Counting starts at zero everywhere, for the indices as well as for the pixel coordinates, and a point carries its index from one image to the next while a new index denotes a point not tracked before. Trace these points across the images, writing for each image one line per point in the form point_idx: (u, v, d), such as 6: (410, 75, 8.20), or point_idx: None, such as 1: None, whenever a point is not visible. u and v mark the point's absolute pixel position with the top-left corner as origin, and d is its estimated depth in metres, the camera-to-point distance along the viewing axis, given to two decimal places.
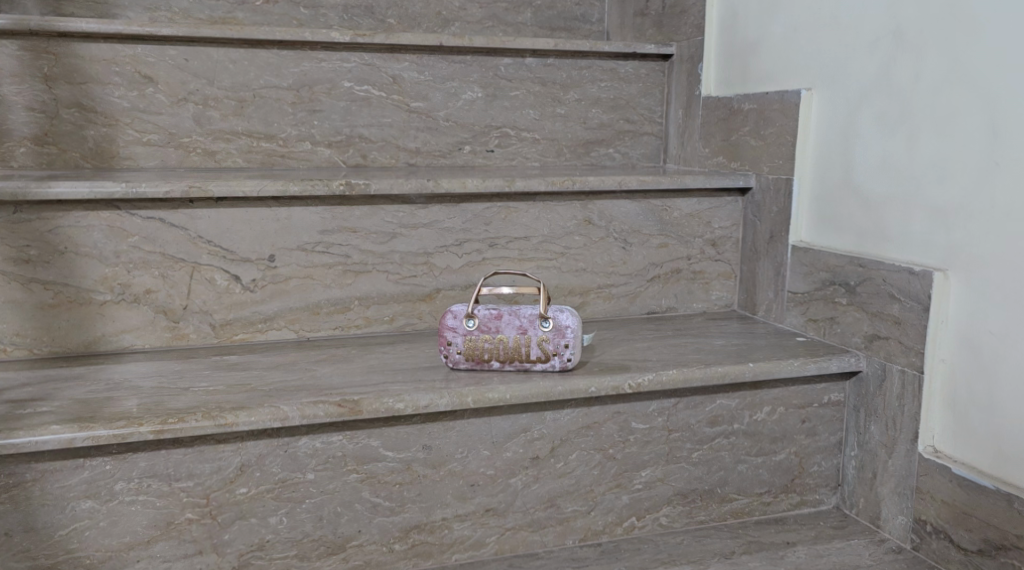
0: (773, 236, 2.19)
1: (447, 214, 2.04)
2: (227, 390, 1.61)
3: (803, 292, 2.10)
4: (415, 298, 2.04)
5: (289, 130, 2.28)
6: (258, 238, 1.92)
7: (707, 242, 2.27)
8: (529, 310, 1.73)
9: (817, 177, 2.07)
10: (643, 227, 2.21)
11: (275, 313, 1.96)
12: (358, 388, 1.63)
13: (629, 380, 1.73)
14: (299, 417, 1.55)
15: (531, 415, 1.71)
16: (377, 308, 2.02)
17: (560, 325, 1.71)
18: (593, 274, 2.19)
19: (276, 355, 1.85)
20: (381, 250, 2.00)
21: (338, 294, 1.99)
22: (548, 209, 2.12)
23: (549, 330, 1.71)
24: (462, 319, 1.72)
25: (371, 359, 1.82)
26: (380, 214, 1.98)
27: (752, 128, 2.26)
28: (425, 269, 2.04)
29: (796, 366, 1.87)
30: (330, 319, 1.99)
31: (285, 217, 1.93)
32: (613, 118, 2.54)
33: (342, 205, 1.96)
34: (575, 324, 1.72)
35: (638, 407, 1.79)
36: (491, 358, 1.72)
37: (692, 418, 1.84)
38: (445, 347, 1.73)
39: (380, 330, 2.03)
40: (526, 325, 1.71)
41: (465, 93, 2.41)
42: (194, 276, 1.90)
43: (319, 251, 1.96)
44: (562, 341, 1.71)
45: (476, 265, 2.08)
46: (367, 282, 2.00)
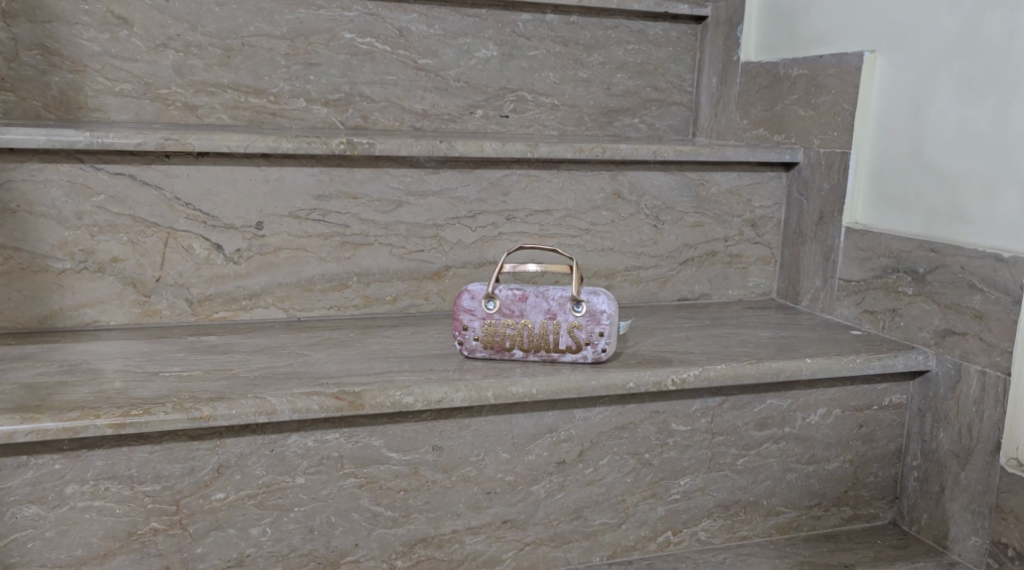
0: (823, 217, 1.96)
1: (460, 181, 1.79)
2: (203, 375, 1.37)
3: (858, 281, 1.87)
4: (422, 275, 1.80)
5: (282, 84, 2.03)
6: (244, 203, 1.67)
7: (746, 222, 2.05)
8: (559, 291, 1.48)
9: (880, 151, 1.84)
10: (677, 203, 1.98)
11: (263, 289, 1.71)
12: (358, 377, 1.38)
13: (672, 375, 1.50)
14: (289, 411, 1.30)
15: (558, 413, 1.47)
16: (378, 286, 1.78)
17: (595, 310, 1.47)
18: (620, 254, 1.96)
19: (262, 337, 1.60)
20: (384, 220, 1.76)
21: (334, 269, 1.74)
22: (573, 180, 1.88)
23: (581, 315, 1.47)
24: (481, 301, 1.48)
25: (372, 344, 1.58)
26: (384, 178, 1.74)
27: (801, 96, 2.02)
28: (434, 243, 1.80)
29: (859, 363, 1.64)
30: (324, 298, 1.75)
31: (276, 179, 1.68)
32: (640, 84, 2.29)
33: (342, 166, 1.71)
34: (612, 308, 1.48)
35: (679, 407, 1.55)
36: (513, 346, 1.48)
37: (739, 420, 1.61)
38: (461, 333, 1.49)
39: (381, 311, 1.79)
40: (555, 309, 1.47)
41: (478, 50, 2.16)
42: (169, 244, 1.65)
43: (314, 218, 1.71)
44: (597, 329, 1.47)
45: (490, 240, 1.84)
46: (368, 256, 1.76)
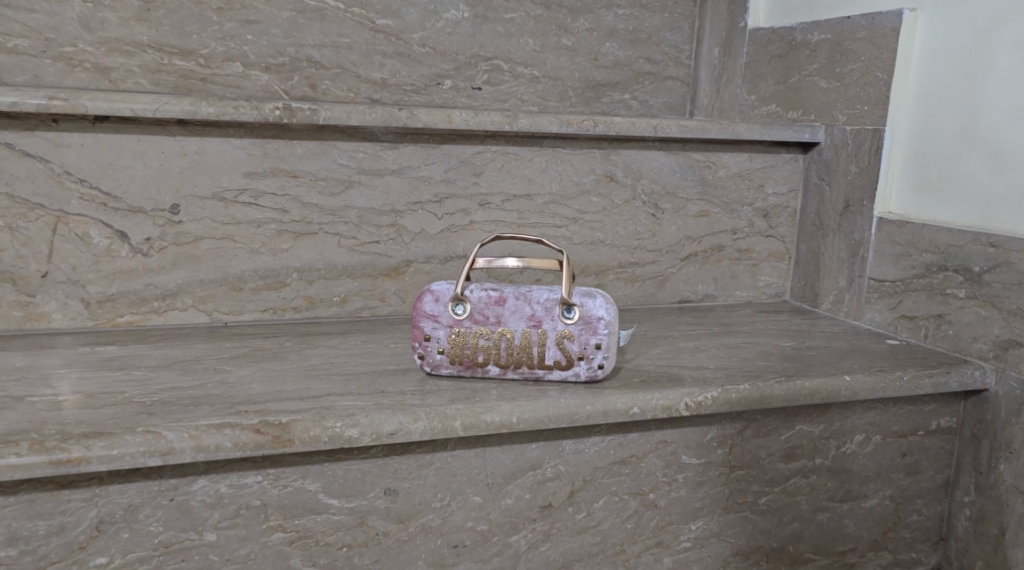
0: (850, 206, 1.67)
1: (423, 157, 1.49)
2: (83, 401, 1.05)
3: (894, 281, 1.59)
4: (377, 272, 1.49)
5: (214, 44, 1.70)
6: (154, 181, 1.35)
7: (757, 212, 1.76)
8: (546, 293, 1.18)
9: (918, 125, 1.57)
10: (679, 188, 1.68)
11: (179, 288, 1.39)
12: (288, 402, 1.07)
13: (686, 398, 1.20)
14: (191, 449, 0.99)
15: (543, 446, 1.17)
16: (324, 285, 1.47)
17: (590, 316, 1.17)
18: (612, 247, 1.66)
19: (177, 347, 1.29)
20: (332, 205, 1.45)
21: (269, 264, 1.43)
22: (558, 159, 1.58)
23: (574, 322, 1.17)
24: (448, 305, 1.18)
25: (312, 358, 1.27)
26: (331, 153, 1.43)
27: (824, 65, 1.73)
28: (391, 233, 1.49)
29: (906, 382, 1.35)
30: (257, 298, 1.44)
31: (196, 152, 1.36)
32: (631, 55, 1.96)
33: (278, 138, 1.40)
34: (612, 313, 1.18)
35: (692, 436, 1.25)
36: (488, 362, 1.18)
37: (763, 451, 1.31)
38: (422, 345, 1.19)
39: (328, 314, 1.48)
40: (541, 315, 1.17)
41: (448, 10, 1.82)
42: (59, 231, 1.33)
43: (245, 201, 1.40)
44: (593, 340, 1.18)
45: (461, 230, 1.53)
46: (311, 248, 1.45)
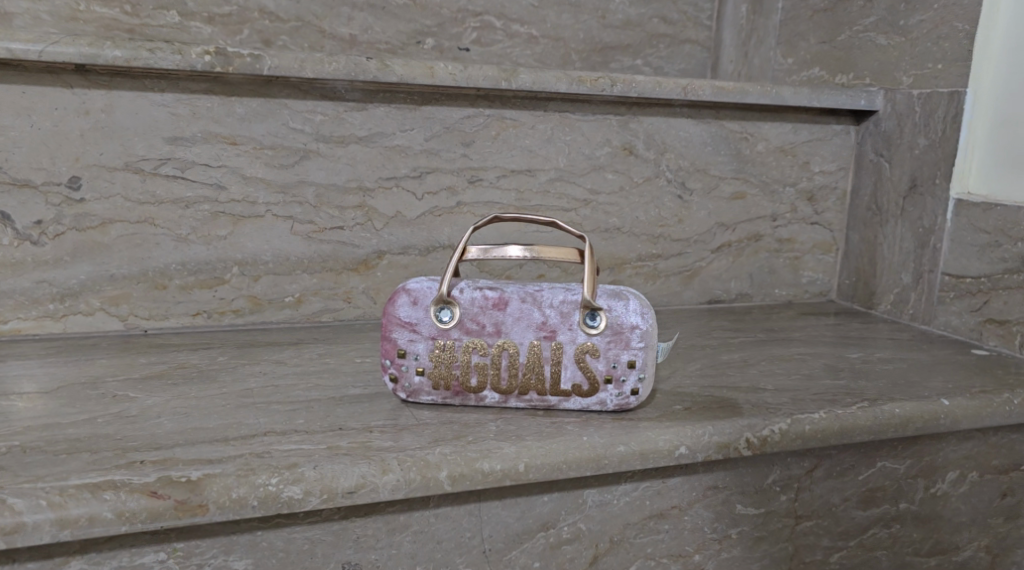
0: (917, 185, 1.38)
1: (400, 122, 1.18)
2: None
3: (977, 277, 1.29)
4: (341, 266, 1.19)
5: None
6: (45, 147, 1.04)
7: (802, 194, 1.46)
8: (561, 294, 0.88)
9: (1018, 42, 1.25)
10: (711, 164, 1.38)
11: (81, 285, 1.09)
12: (208, 449, 0.78)
13: (747, 433, 0.90)
14: (50, 523, 0.70)
15: (558, 499, 0.87)
16: (272, 282, 1.16)
17: (621, 324, 0.87)
18: (631, 236, 1.36)
19: (75, 365, 0.98)
20: (282, 181, 1.14)
21: (201, 255, 1.13)
22: (566, 127, 1.28)
23: (600, 333, 0.87)
24: (429, 310, 0.87)
25: (249, 381, 0.96)
26: (281, 113, 1.12)
27: (883, 17, 1.40)
28: (359, 217, 1.18)
29: (1016, 406, 1.03)
30: (186, 300, 1.13)
31: (101, 110, 1.05)
32: (644, 13, 1.57)
33: (212, 93, 1.09)
34: (652, 322, 0.88)
35: (751, 480, 0.95)
36: (484, 387, 0.88)
37: (837, 496, 1.00)
38: (395, 363, 0.89)
39: (279, 319, 1.18)
40: (556, 323, 0.87)
41: None
42: None
43: (168, 175, 1.09)
44: (626, 358, 0.88)
45: (446, 214, 1.23)
46: (257, 236, 1.14)
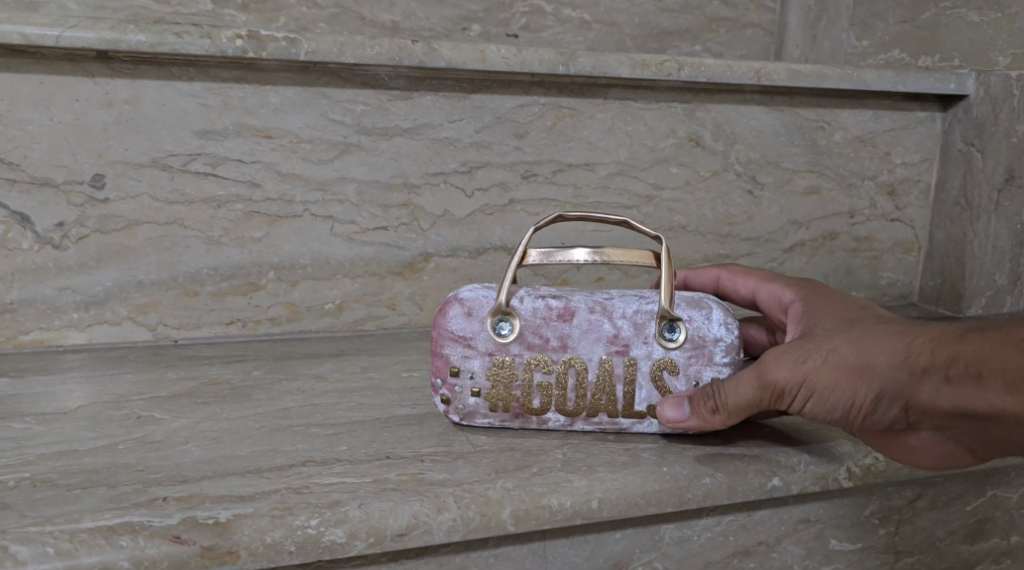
0: (1013, 177, 1.26)
1: (449, 112, 1.08)
2: None
3: None
4: (385, 269, 1.09)
5: None
6: (66, 143, 0.96)
7: (882, 188, 1.34)
8: (633, 302, 0.78)
9: None
10: (785, 157, 1.27)
11: (107, 293, 1.00)
12: (240, 484, 0.69)
13: (848, 463, 0.79)
14: None
15: (632, 536, 0.77)
16: (311, 287, 1.07)
17: (700, 338, 0.78)
18: (697, 235, 1.26)
19: (99, 382, 0.90)
20: (322, 177, 1.05)
21: (235, 259, 1.04)
22: (628, 117, 1.18)
23: (679, 348, 0.78)
24: (485, 323, 0.77)
25: (286, 401, 0.86)
26: (320, 104, 1.03)
27: None
28: (404, 216, 1.09)
29: None
30: (219, 307, 1.04)
31: (126, 101, 0.96)
32: None
33: (245, 82, 1.00)
34: (734, 333, 0.79)
35: (847, 513, 0.84)
36: (547, 408, 0.79)
37: (942, 529, 0.89)
38: (447, 383, 0.79)
39: (319, 328, 1.09)
40: (628, 336, 0.78)
41: None
42: None
43: (198, 172, 1.00)
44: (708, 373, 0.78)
45: (498, 213, 1.13)
46: (295, 238, 1.05)
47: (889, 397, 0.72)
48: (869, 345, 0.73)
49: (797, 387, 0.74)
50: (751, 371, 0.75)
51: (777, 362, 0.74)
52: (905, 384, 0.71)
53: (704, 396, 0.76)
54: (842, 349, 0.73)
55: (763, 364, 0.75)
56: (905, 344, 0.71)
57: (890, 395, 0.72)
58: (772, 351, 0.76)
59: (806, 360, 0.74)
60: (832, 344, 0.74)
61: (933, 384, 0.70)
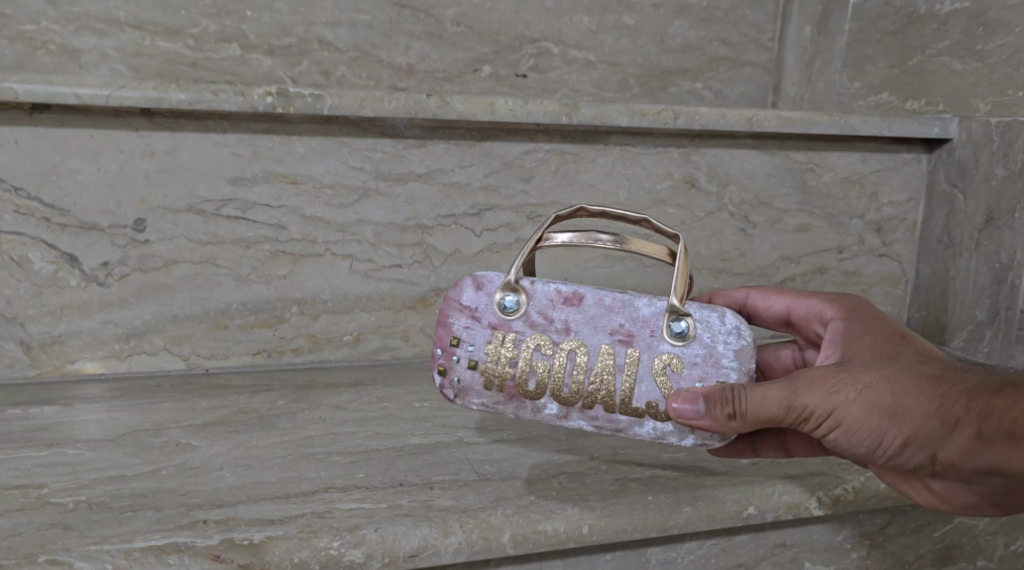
0: (993, 218, 1.33)
1: (459, 158, 1.17)
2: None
3: None
4: (399, 303, 1.18)
5: (206, 20, 1.30)
6: (111, 190, 1.05)
7: (870, 225, 1.42)
8: (649, 302, 0.89)
9: None
10: (776, 197, 1.36)
11: (146, 326, 1.09)
12: (271, 507, 0.78)
13: (818, 493, 0.88)
14: None
15: (621, 558, 0.85)
16: (330, 320, 1.16)
17: (709, 331, 0.88)
18: (692, 270, 1.34)
19: (139, 410, 0.98)
20: (341, 219, 1.14)
21: (262, 294, 1.12)
22: (627, 162, 1.26)
23: (685, 342, 0.88)
24: (494, 299, 0.90)
25: (309, 429, 0.95)
26: (342, 152, 1.12)
27: (959, 41, 1.35)
28: (417, 254, 1.17)
29: None
30: (247, 339, 1.13)
31: (166, 152, 1.05)
32: (704, 36, 1.51)
33: (273, 133, 1.09)
34: (745, 341, 0.88)
35: (821, 538, 0.92)
36: (541, 389, 0.89)
37: (911, 553, 0.96)
38: (447, 351, 0.91)
39: (337, 357, 1.17)
40: (634, 331, 0.89)
41: None
42: None
43: (230, 215, 1.09)
44: (714, 377, 0.88)
45: (504, 251, 1.21)
46: (317, 275, 1.14)
47: (913, 438, 0.83)
48: (901, 390, 0.83)
49: (826, 411, 0.83)
50: (785, 390, 0.83)
51: (812, 388, 0.84)
52: (927, 430, 0.82)
53: (723, 400, 0.84)
54: (874, 387, 0.83)
55: (799, 386, 0.83)
56: (936, 395, 0.83)
57: (915, 438, 0.83)
58: (806, 376, 0.84)
59: (844, 393, 0.83)
60: (866, 381, 0.84)
61: (958, 436, 0.82)
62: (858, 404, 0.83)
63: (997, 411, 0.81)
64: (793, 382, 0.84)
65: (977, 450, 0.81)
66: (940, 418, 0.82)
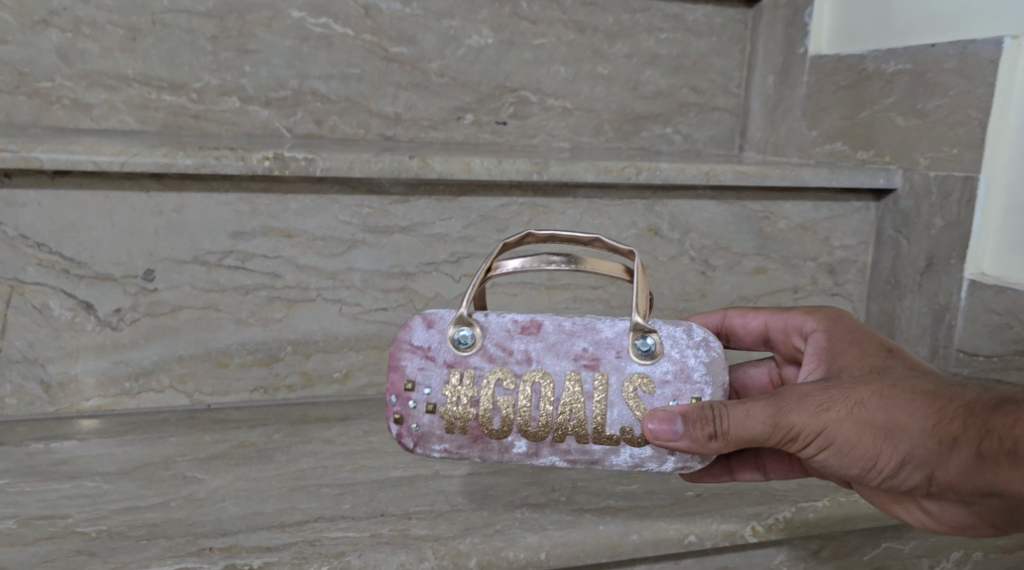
0: (933, 263, 1.43)
1: (440, 211, 1.28)
2: (26, 540, 0.89)
3: (989, 357, 1.37)
4: (384, 343, 1.29)
5: (207, 76, 1.48)
6: (125, 245, 1.16)
7: (821, 267, 1.52)
8: (611, 325, 0.99)
9: None
10: (734, 242, 1.47)
11: (153, 365, 1.20)
12: (269, 534, 0.90)
13: (753, 522, 0.99)
14: None
15: None
16: (321, 358, 1.27)
17: (671, 346, 0.98)
18: (656, 309, 1.45)
19: (149, 443, 1.10)
20: (332, 267, 1.25)
21: (259, 336, 1.24)
22: (594, 212, 1.37)
23: (651, 357, 0.98)
24: (448, 336, 0.98)
25: (302, 462, 1.06)
26: (333, 207, 1.23)
27: (903, 99, 1.47)
28: (401, 298, 1.29)
29: None
30: (245, 376, 1.24)
31: (173, 210, 1.17)
32: (675, 84, 1.69)
33: (269, 192, 1.20)
34: (713, 352, 0.98)
35: (759, 562, 1.03)
36: (507, 423, 0.98)
37: None
38: (403, 393, 0.99)
39: (327, 393, 1.28)
40: (599, 355, 0.98)
41: (470, 36, 1.58)
42: (14, 303, 1.14)
43: (231, 265, 1.20)
44: (687, 394, 0.97)
45: None
46: (309, 318, 1.25)
47: (912, 455, 0.93)
48: (889, 407, 0.93)
49: (813, 428, 0.93)
50: (771, 409, 0.92)
51: (801, 408, 0.92)
52: (918, 444, 0.92)
53: (702, 419, 0.92)
54: (862, 405, 0.93)
55: (785, 405, 0.92)
56: (931, 415, 0.92)
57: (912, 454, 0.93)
58: (791, 396, 0.93)
59: (835, 413, 0.93)
60: (857, 400, 0.93)
61: (954, 452, 0.91)
62: (845, 421, 0.93)
63: (986, 425, 0.90)
64: (779, 400, 0.93)
65: (967, 460, 0.91)
66: (928, 433, 0.92)
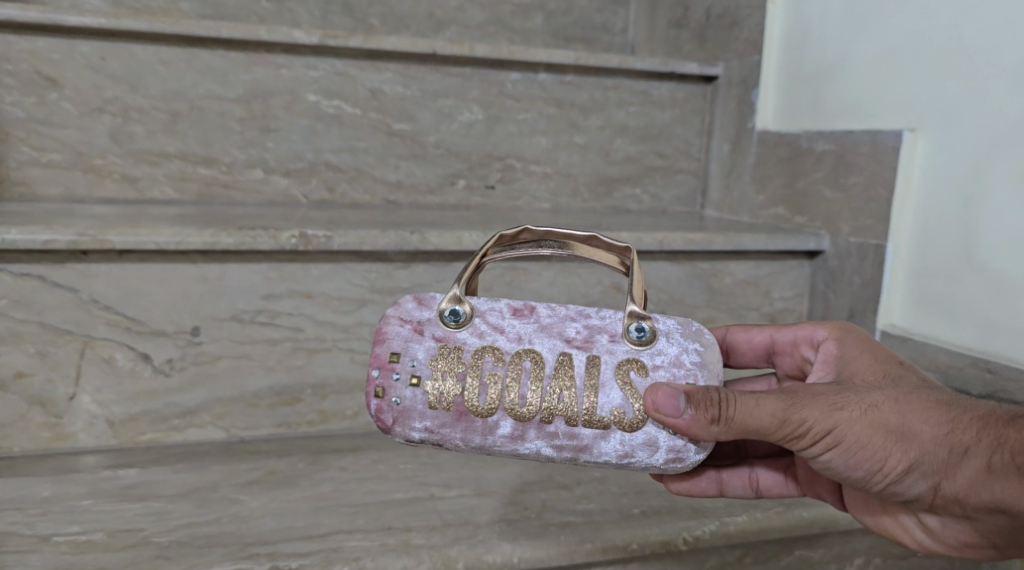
0: (854, 315, 1.68)
1: (435, 275, 1.52)
2: (111, 551, 1.15)
3: None
4: None
5: (236, 152, 1.73)
6: (176, 307, 1.41)
7: (764, 316, 1.76)
8: (608, 315, 1.20)
9: (926, 206, 1.57)
10: (686, 296, 1.71)
11: (197, 406, 1.45)
12: (302, 544, 1.16)
13: (684, 532, 1.24)
14: None
15: None
16: (336, 399, 1.51)
17: (669, 336, 1.19)
18: None
19: (195, 471, 1.34)
20: (344, 322, 1.49)
21: (284, 380, 1.48)
22: (565, 273, 1.62)
23: (643, 341, 1.18)
24: (440, 313, 1.19)
25: (324, 486, 1.31)
26: (346, 273, 1.48)
27: (830, 174, 1.72)
28: None
29: None
30: (273, 414, 1.49)
31: (215, 277, 1.42)
32: (643, 150, 1.95)
33: (293, 261, 1.45)
34: (704, 340, 1.20)
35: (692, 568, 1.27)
36: (492, 400, 1.17)
37: None
38: (391, 365, 1.18)
39: (340, 427, 1.52)
40: (590, 338, 1.19)
41: (462, 113, 1.84)
42: (85, 355, 1.39)
43: (261, 322, 1.45)
44: (681, 377, 1.18)
45: None
46: (326, 364, 1.50)
47: (920, 456, 1.11)
48: (902, 414, 1.12)
49: (826, 423, 1.11)
50: (784, 404, 1.11)
51: (818, 405, 1.12)
52: (928, 450, 1.11)
53: (706, 404, 1.11)
54: (876, 408, 1.12)
55: (801, 400, 1.11)
56: (940, 426, 1.11)
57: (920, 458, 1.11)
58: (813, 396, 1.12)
59: (850, 411, 1.12)
60: (872, 405, 1.12)
61: (958, 459, 1.10)
62: (858, 421, 1.12)
63: (994, 440, 1.09)
64: (795, 397, 1.11)
65: (974, 468, 1.09)
66: (936, 441, 1.10)
